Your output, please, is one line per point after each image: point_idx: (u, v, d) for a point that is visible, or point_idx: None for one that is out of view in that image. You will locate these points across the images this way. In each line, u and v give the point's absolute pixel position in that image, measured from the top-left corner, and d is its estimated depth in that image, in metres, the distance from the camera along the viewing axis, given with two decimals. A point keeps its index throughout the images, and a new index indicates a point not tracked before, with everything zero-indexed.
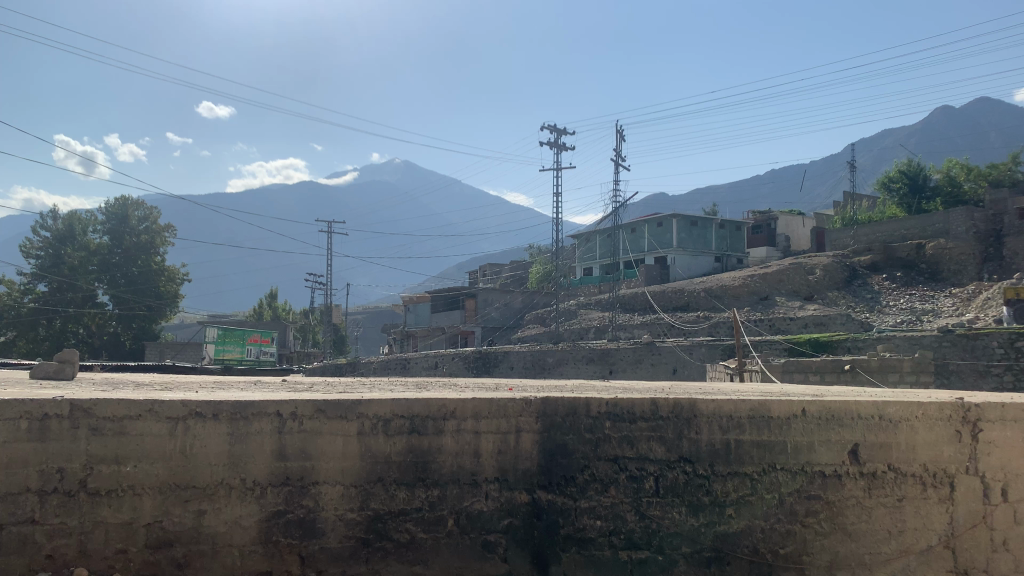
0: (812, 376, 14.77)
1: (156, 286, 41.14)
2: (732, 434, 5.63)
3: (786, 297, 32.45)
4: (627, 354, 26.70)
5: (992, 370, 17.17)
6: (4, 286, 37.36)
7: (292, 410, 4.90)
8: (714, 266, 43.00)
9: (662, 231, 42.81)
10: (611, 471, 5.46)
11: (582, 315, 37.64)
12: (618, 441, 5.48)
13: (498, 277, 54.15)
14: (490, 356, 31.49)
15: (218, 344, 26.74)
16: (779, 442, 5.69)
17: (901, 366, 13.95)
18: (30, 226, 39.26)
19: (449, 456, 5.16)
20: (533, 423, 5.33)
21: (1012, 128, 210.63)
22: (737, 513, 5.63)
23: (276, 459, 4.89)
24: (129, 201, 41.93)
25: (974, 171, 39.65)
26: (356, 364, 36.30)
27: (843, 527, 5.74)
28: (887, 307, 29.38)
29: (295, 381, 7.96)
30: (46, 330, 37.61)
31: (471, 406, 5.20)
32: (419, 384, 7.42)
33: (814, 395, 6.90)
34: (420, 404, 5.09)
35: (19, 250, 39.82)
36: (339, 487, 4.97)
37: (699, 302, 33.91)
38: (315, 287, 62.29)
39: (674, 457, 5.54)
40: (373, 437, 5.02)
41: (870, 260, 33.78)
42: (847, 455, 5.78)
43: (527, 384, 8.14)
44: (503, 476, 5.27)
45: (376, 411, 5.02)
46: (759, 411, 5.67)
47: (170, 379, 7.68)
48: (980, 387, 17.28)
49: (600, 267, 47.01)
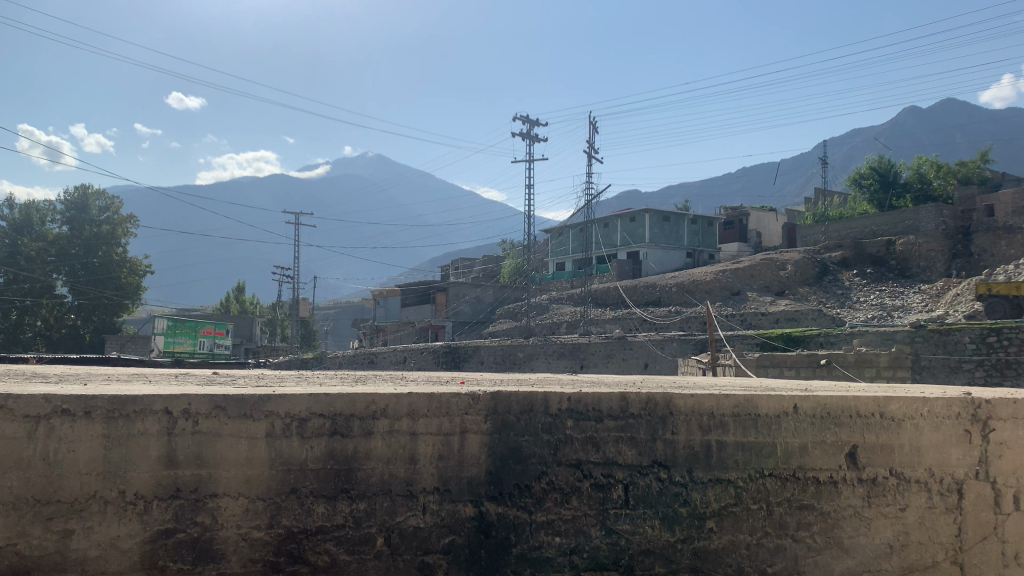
0: (787, 370, 14.11)
1: (116, 277, 39.63)
2: (714, 434, 4.84)
3: (758, 292, 31.92)
4: (599, 349, 25.98)
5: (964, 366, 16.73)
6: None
7: (183, 407, 4.03)
8: (686, 261, 42.51)
9: (635, 225, 42.13)
10: (572, 478, 4.64)
11: (553, 310, 36.94)
12: (581, 443, 4.66)
13: (469, 271, 53.20)
14: (460, 350, 30.56)
15: (168, 336, 25.67)
16: (768, 444, 4.93)
17: (877, 361, 13.28)
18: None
19: (378, 463, 4.30)
20: (482, 423, 4.49)
21: (979, 128, 213.36)
22: (719, 526, 4.84)
23: (164, 466, 4.01)
24: (89, 190, 40.27)
25: (943, 168, 39.36)
26: (321, 359, 35.25)
27: (838, 541, 4.99)
28: (858, 302, 28.97)
29: (224, 374, 7.06)
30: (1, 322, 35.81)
31: (406, 402, 4.34)
32: (360, 377, 6.55)
33: (800, 388, 6.14)
34: (344, 400, 4.24)
35: None
36: (242, 501, 4.09)
37: (671, 297, 33.33)
38: (283, 280, 60.91)
39: (647, 462, 4.75)
40: (285, 440, 4.16)
41: (840, 256, 33.34)
42: (844, 458, 5.04)
43: (486, 378, 7.32)
44: (446, 486, 4.41)
45: (289, 408, 4.15)
46: (746, 407, 4.90)
47: (80, 371, 6.78)
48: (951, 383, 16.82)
49: (572, 261, 46.29)
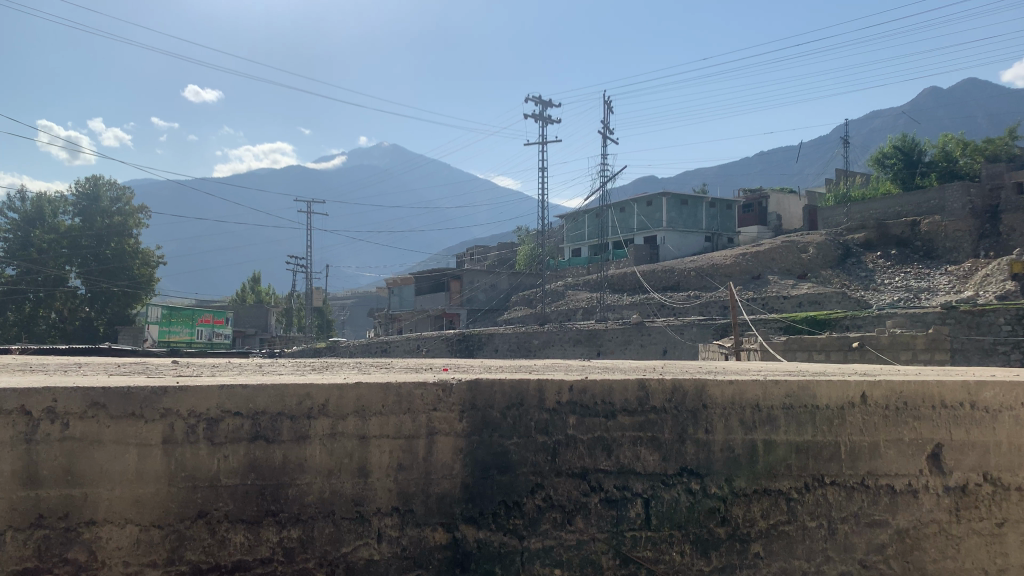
0: (816, 354, 12.88)
1: (129, 269, 38.82)
2: (759, 432, 3.76)
3: (779, 275, 30.56)
4: (616, 334, 24.81)
5: (999, 348, 15.37)
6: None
7: (47, 406, 2.99)
8: (705, 245, 41.14)
9: (652, 209, 40.88)
10: (575, 491, 3.54)
11: (569, 296, 35.83)
12: (587, 446, 3.57)
13: (484, 258, 52.11)
14: (473, 338, 29.48)
15: (162, 325, 25.00)
16: (828, 444, 3.85)
17: (914, 342, 11.98)
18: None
19: (315, 477, 3.23)
20: (456, 422, 3.40)
21: (1004, 107, 208.41)
22: (767, 551, 3.75)
23: (22, 485, 2.96)
24: (101, 180, 39.50)
25: (970, 146, 37.53)
26: (334, 348, 34.33)
27: (921, 567, 3.85)
28: (883, 285, 27.57)
29: (183, 363, 6.02)
30: (16, 315, 35.26)
31: (356, 395, 3.27)
32: (329, 366, 5.47)
33: (852, 374, 5.04)
34: (270, 393, 3.19)
35: None
36: (131, 529, 3.04)
37: (690, 282, 32.17)
38: (298, 269, 60.12)
39: (673, 469, 3.66)
40: (188, 447, 3.11)
41: (864, 238, 31.88)
42: (925, 461, 3.96)
43: (483, 363, 6.23)
44: (408, 504, 3.32)
45: (193, 405, 3.12)
46: (801, 396, 3.82)
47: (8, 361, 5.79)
48: (984, 366, 15.49)
49: (588, 247, 45.04)
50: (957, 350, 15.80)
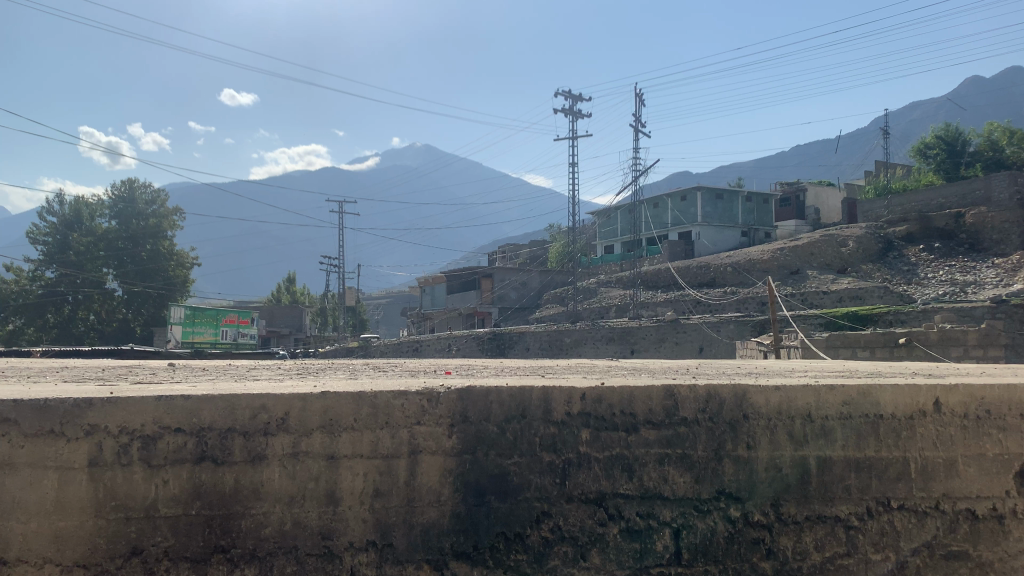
0: (860, 351, 12.08)
1: (164, 271, 38.89)
2: (811, 447, 3.14)
3: (818, 270, 29.47)
4: (650, 332, 24.07)
5: None
6: (11, 273, 35.04)
7: None
8: (741, 241, 40.09)
9: (686, 204, 39.98)
10: (589, 519, 2.95)
11: (601, 294, 35.08)
12: (602, 466, 2.99)
13: (515, 256, 51.50)
14: (504, 336, 28.89)
15: (186, 326, 24.89)
16: (895, 461, 3.21)
17: (965, 338, 11.07)
18: (36, 211, 37.08)
19: (273, 505, 2.68)
20: (445, 438, 2.84)
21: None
22: None
23: None
24: (136, 183, 39.87)
25: (1017, 134, 35.94)
26: (366, 347, 34.07)
27: None
28: (926, 279, 26.42)
29: (178, 366, 5.54)
30: (55, 316, 35.58)
31: (320, 407, 2.72)
32: (321, 370, 4.95)
33: (906, 376, 4.38)
34: (217, 405, 2.66)
35: (25, 236, 37.33)
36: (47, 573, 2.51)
37: (727, 277, 31.35)
38: (331, 268, 60.09)
39: (707, 493, 3.07)
40: (118, 471, 2.58)
41: (905, 231, 30.65)
42: (1012, 481, 3.29)
43: (498, 365, 5.66)
44: (386, 538, 2.77)
45: (125, 421, 2.60)
46: (862, 403, 3.19)
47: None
48: None
49: (621, 244, 44.21)
50: (1009, 347, 14.78)
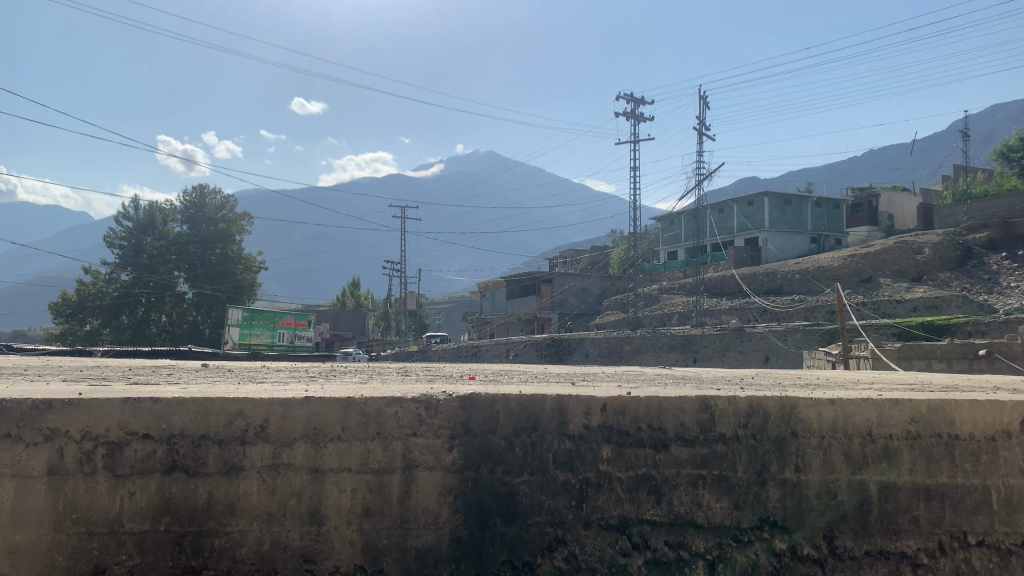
0: (936, 364, 11.25)
1: (232, 274, 39.52)
2: (872, 472, 2.71)
3: (892, 278, 28.14)
4: (713, 341, 23.29)
5: None
6: (88, 275, 36.42)
7: None
8: (810, 247, 38.70)
9: (753, 210, 38.83)
10: (610, 547, 2.58)
11: (664, 300, 34.29)
12: (626, 488, 2.63)
13: (576, 262, 50.99)
14: (563, 343, 28.40)
15: (243, 328, 25.31)
16: (973, 489, 2.75)
17: None
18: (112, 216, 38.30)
19: (250, 523, 2.40)
20: (444, 451, 2.52)
21: None
22: None
23: None
24: (206, 189, 40.74)
25: None
26: (425, 352, 34.03)
27: None
28: (1010, 288, 24.88)
29: (211, 369, 5.34)
30: (129, 317, 36.75)
31: (304, 411, 2.43)
32: (345, 373, 4.66)
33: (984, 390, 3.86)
34: (189, 410, 2.40)
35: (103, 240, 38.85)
36: None
37: (794, 285, 30.28)
38: (394, 272, 60.60)
39: (747, 520, 2.67)
40: (81, 479, 2.34)
41: (987, 237, 28.67)
42: None
43: (536, 371, 5.29)
44: (377, 563, 2.45)
45: (89, 425, 2.36)
46: (932, 421, 2.75)
47: (26, 365, 5.28)
48: None
49: (685, 250, 43.25)
50: None
